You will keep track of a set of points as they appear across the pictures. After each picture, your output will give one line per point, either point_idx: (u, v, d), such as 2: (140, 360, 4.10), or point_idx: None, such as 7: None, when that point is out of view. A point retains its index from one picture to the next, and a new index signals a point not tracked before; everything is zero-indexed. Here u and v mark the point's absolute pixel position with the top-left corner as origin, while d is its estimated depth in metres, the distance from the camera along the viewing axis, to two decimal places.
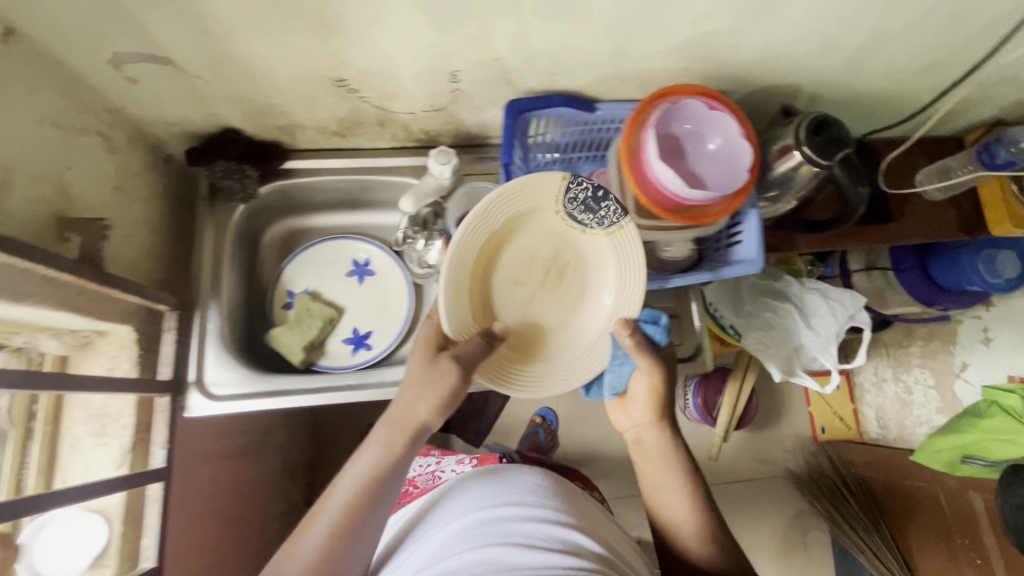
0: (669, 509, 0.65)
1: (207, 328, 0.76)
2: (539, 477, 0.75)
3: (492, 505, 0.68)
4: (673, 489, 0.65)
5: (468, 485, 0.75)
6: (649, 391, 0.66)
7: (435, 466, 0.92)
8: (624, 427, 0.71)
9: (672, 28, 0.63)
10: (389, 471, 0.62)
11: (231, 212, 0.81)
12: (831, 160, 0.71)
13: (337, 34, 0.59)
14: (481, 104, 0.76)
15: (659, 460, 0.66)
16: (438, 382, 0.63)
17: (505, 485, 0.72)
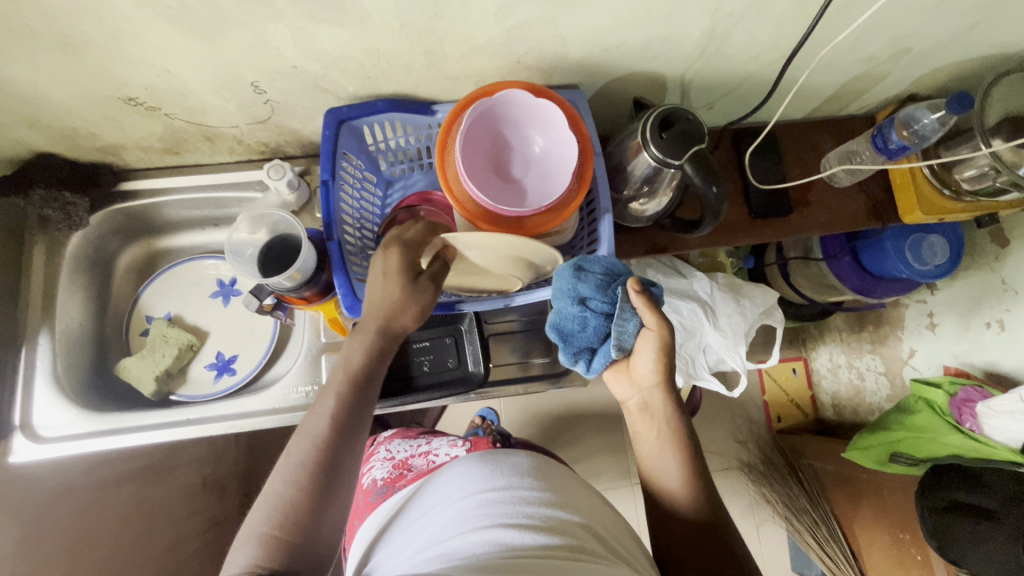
0: (664, 476, 0.64)
1: (35, 367, 0.73)
2: (520, 453, 0.70)
3: (472, 477, 0.65)
4: (673, 455, 0.64)
5: (448, 464, 0.71)
6: (659, 351, 0.62)
7: (425, 448, 0.90)
8: (625, 396, 0.67)
9: (476, 22, 0.56)
10: (375, 379, 0.58)
11: (62, 239, 0.76)
12: (683, 158, 0.64)
13: (91, 52, 0.54)
14: (307, 113, 0.70)
15: (661, 428, 0.65)
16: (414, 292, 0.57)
17: (481, 457, 0.69)
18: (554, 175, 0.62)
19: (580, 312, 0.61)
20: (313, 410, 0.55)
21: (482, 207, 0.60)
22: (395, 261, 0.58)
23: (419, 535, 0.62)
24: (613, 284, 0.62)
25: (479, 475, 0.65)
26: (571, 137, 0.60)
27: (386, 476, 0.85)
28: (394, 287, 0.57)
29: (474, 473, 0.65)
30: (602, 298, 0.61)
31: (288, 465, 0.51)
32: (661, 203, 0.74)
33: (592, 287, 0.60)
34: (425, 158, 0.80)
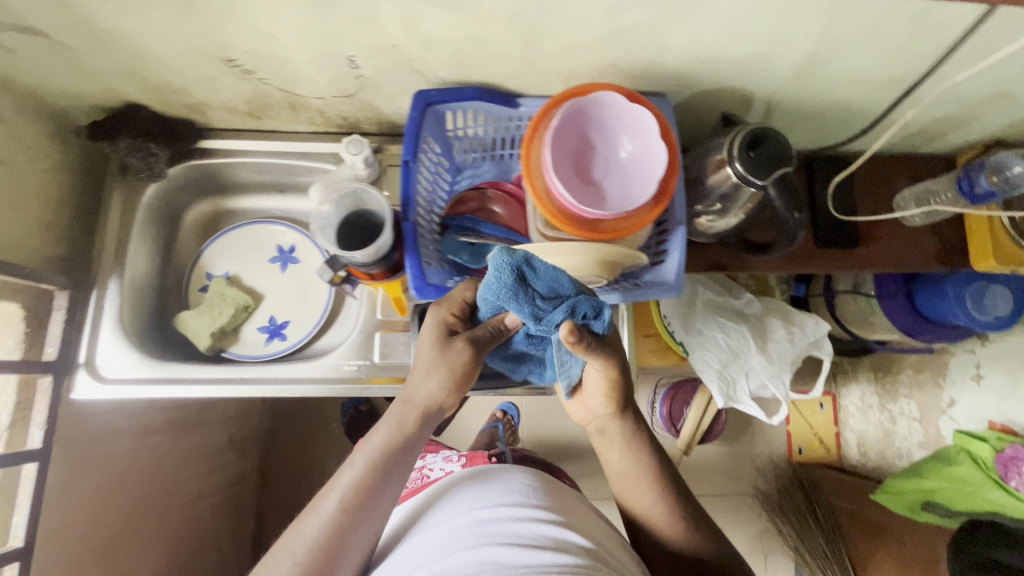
0: (636, 494, 0.70)
1: (103, 309, 0.75)
2: (514, 474, 0.70)
3: (467, 499, 0.65)
4: (639, 471, 0.69)
5: (448, 483, 0.71)
6: (608, 389, 0.65)
7: (422, 465, 0.91)
8: (583, 419, 0.72)
9: (581, 21, 0.56)
10: (404, 459, 0.59)
11: (141, 189, 0.79)
12: (768, 180, 0.63)
13: (205, 11, 0.55)
14: (394, 92, 0.70)
15: (622, 449, 0.70)
16: (444, 364, 0.59)
17: (477, 480, 0.69)
18: (638, 184, 0.61)
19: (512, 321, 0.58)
20: (332, 483, 0.56)
21: (563, 207, 0.60)
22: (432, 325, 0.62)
23: (412, 556, 0.60)
24: (554, 309, 0.52)
25: (474, 497, 0.65)
26: (659, 146, 0.59)
27: None
28: (429, 347, 0.60)
29: (468, 497, 0.65)
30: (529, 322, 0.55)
31: (299, 540, 0.52)
32: (735, 221, 0.73)
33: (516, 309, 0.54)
34: (498, 150, 0.81)
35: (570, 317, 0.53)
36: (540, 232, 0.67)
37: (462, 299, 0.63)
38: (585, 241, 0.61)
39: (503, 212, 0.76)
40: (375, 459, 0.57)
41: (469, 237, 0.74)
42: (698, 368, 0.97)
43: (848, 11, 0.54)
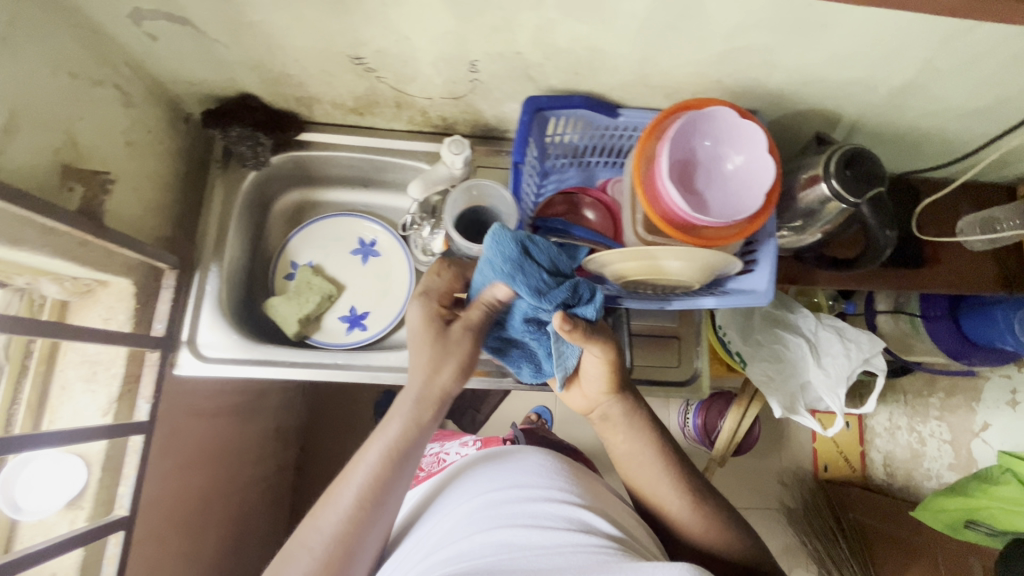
0: (644, 474, 0.69)
1: (205, 291, 0.77)
2: (529, 454, 0.69)
3: (484, 482, 0.65)
4: (645, 449, 0.69)
5: (465, 465, 0.71)
6: (605, 371, 0.66)
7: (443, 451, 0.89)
8: (585, 408, 0.72)
9: (703, 39, 0.60)
10: (415, 449, 0.58)
11: (242, 177, 0.81)
12: (860, 199, 0.67)
13: (354, 11, 0.58)
14: (501, 97, 0.74)
15: (626, 430, 0.69)
16: (450, 354, 0.60)
17: (491, 461, 0.69)
18: (743, 196, 0.65)
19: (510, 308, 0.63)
20: (346, 478, 0.56)
21: (671, 213, 0.64)
22: (426, 318, 0.63)
23: (429, 539, 0.61)
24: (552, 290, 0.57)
25: (492, 480, 0.65)
26: (771, 160, 0.62)
27: None
28: (428, 343, 0.61)
29: (485, 479, 0.65)
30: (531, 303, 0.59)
31: (313, 538, 0.53)
32: (815, 238, 0.77)
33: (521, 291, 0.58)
34: (586, 157, 0.84)
35: (570, 299, 0.58)
36: (638, 236, 0.71)
37: (446, 290, 0.66)
38: (689, 247, 0.64)
39: (595, 218, 0.79)
40: (388, 452, 0.56)
41: (559, 239, 0.76)
42: (755, 380, 1.03)
43: (957, 44, 0.58)
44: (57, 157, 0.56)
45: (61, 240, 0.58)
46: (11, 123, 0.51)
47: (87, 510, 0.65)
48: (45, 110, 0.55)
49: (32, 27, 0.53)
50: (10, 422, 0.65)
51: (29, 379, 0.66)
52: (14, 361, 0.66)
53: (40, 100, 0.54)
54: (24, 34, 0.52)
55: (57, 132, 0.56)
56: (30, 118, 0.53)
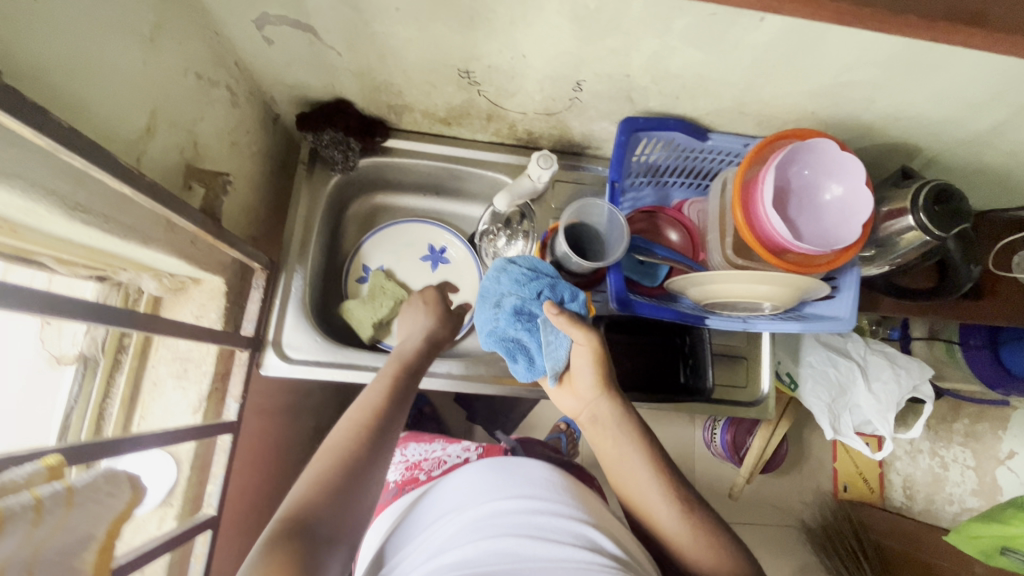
0: (633, 483, 0.60)
1: (290, 291, 0.78)
2: (536, 464, 0.62)
3: (479, 486, 0.59)
4: (634, 454, 0.61)
5: (462, 474, 0.63)
6: (593, 364, 0.62)
7: (440, 453, 0.79)
8: (575, 412, 0.67)
9: (815, 73, 0.62)
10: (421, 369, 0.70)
11: (327, 180, 0.82)
12: (946, 233, 0.69)
13: (480, 28, 0.59)
14: (594, 115, 0.75)
15: (618, 437, 0.62)
16: (447, 317, 0.81)
17: (495, 467, 0.62)
18: (837, 227, 0.67)
19: (499, 303, 0.66)
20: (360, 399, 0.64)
21: (771, 240, 0.66)
22: (429, 293, 0.83)
23: (419, 549, 0.55)
24: (534, 281, 0.64)
25: (487, 485, 0.59)
26: (870, 195, 0.64)
27: (398, 478, 0.75)
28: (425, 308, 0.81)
29: (476, 484, 0.59)
30: (518, 292, 0.64)
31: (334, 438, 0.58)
32: (884, 268, 0.80)
33: (511, 280, 0.66)
34: (664, 177, 0.85)
35: (552, 295, 0.64)
36: (725, 258, 0.73)
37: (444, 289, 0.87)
38: (786, 273, 0.66)
39: (678, 239, 0.81)
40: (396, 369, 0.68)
41: (642, 256, 0.77)
42: (806, 402, 1.05)
43: None
44: (181, 156, 0.57)
45: (179, 239, 0.58)
46: (151, 124, 0.51)
47: (177, 507, 0.65)
48: (177, 111, 0.55)
49: (173, 29, 0.53)
50: (104, 416, 0.65)
51: (123, 373, 0.66)
52: (109, 355, 0.66)
53: (173, 100, 0.55)
54: (165, 36, 0.52)
55: (182, 131, 0.56)
56: (164, 118, 0.53)
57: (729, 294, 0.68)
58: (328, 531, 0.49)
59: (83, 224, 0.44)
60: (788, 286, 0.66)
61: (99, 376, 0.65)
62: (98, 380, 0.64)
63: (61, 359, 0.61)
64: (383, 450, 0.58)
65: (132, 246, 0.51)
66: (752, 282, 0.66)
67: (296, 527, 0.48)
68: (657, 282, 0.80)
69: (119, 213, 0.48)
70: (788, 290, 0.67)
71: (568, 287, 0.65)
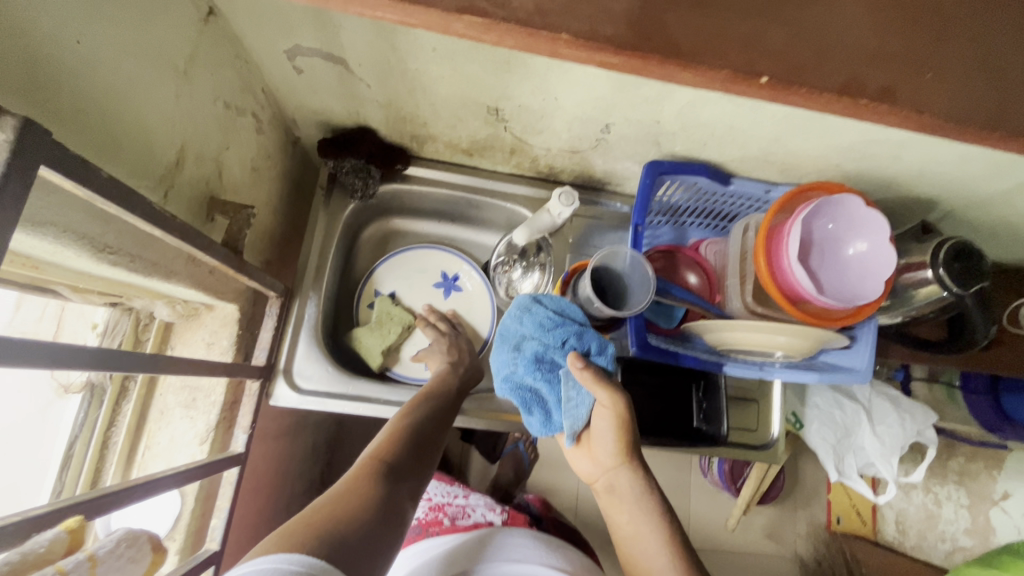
0: (645, 559, 0.59)
1: (304, 318, 0.76)
2: (573, 550, 0.74)
3: (525, 549, 0.70)
4: (650, 531, 0.59)
5: (512, 534, 0.73)
6: (614, 431, 0.61)
7: (462, 501, 0.84)
8: (591, 476, 0.66)
9: (846, 130, 0.62)
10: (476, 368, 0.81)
11: (345, 205, 0.81)
12: (965, 290, 0.69)
13: (515, 70, 0.58)
14: (619, 155, 0.75)
15: (633, 509, 0.61)
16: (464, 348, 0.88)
17: (540, 540, 0.73)
18: (858, 282, 0.67)
19: (519, 347, 0.66)
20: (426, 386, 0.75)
21: (794, 292, 0.65)
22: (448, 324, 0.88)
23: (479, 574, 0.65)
24: (559, 327, 0.64)
25: (533, 549, 0.70)
26: (895, 254, 0.64)
27: (422, 517, 0.81)
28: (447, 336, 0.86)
29: (524, 546, 0.71)
30: (541, 338, 0.65)
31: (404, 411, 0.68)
32: (898, 318, 0.80)
33: (534, 324, 0.66)
34: (683, 217, 0.85)
35: (577, 345, 0.63)
36: (745, 305, 0.73)
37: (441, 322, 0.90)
38: (807, 326, 0.66)
39: (697, 282, 0.81)
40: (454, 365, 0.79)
41: (660, 297, 0.76)
42: (810, 442, 1.04)
43: None
44: (206, 187, 0.56)
45: (199, 270, 0.57)
46: (179, 158, 0.50)
47: (180, 542, 0.63)
48: (204, 143, 0.54)
49: (207, 61, 0.52)
50: (109, 445, 0.63)
51: (130, 401, 0.65)
52: (117, 381, 0.64)
53: (202, 132, 0.54)
54: (199, 69, 0.51)
55: (208, 162, 0.55)
56: (193, 152, 0.52)
57: (746, 343, 0.68)
58: (404, 474, 0.60)
59: (108, 264, 0.43)
60: (804, 338, 0.66)
61: (106, 403, 0.63)
62: (104, 407, 0.63)
63: (69, 388, 0.60)
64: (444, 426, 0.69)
65: (154, 281, 0.50)
66: (771, 333, 0.66)
67: (379, 466, 0.59)
68: (673, 323, 0.80)
69: (145, 250, 0.47)
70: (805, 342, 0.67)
71: (591, 336, 0.64)
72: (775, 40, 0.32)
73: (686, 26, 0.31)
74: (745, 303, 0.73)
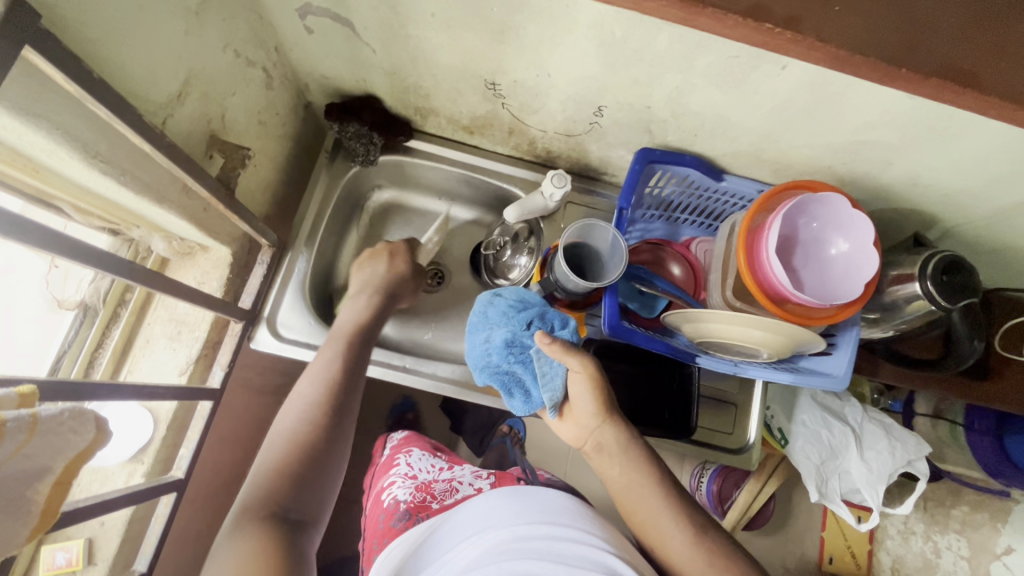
0: (640, 507, 0.61)
1: (295, 269, 0.79)
2: (551, 491, 0.63)
3: (501, 511, 0.59)
4: (640, 476, 0.62)
5: (483, 504, 0.62)
6: (591, 391, 0.63)
7: (449, 475, 0.76)
8: (577, 441, 0.67)
9: (833, 128, 0.62)
10: (366, 338, 0.73)
11: (347, 170, 0.84)
12: (952, 306, 0.67)
13: (509, 41, 0.61)
14: (613, 142, 0.77)
15: (623, 463, 0.63)
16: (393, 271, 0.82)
17: (515, 498, 0.61)
18: (839, 283, 0.67)
19: (488, 339, 0.67)
20: (309, 378, 0.67)
21: (771, 286, 0.65)
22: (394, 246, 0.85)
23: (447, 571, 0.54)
24: (523, 310, 0.65)
25: (507, 510, 0.59)
26: (877, 255, 0.63)
27: (409, 499, 0.71)
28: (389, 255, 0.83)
29: (495, 510, 0.60)
30: (507, 326, 0.65)
31: (286, 426, 0.62)
32: (886, 333, 0.78)
33: (498, 314, 0.66)
34: (676, 213, 0.85)
35: (542, 325, 0.65)
36: (725, 300, 0.73)
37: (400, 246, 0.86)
38: (782, 321, 0.65)
39: (681, 274, 0.80)
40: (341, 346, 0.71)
41: (643, 287, 0.76)
42: (793, 458, 1.01)
43: None
44: (207, 126, 0.59)
45: (192, 202, 0.60)
46: (182, 91, 0.54)
47: (147, 465, 0.66)
48: (210, 84, 0.58)
49: (219, 8, 0.56)
50: (94, 364, 0.67)
51: (119, 326, 0.68)
52: (110, 306, 0.68)
53: (208, 72, 0.57)
54: (211, 13, 0.55)
55: (212, 103, 0.59)
56: (196, 89, 0.56)
57: (719, 337, 0.68)
58: (296, 500, 0.56)
59: (100, 172, 0.46)
60: (777, 333, 0.65)
61: (96, 324, 0.67)
62: (94, 327, 0.67)
63: (62, 303, 0.65)
64: (339, 432, 0.64)
65: (145, 202, 0.54)
66: (743, 325, 0.66)
67: (269, 503, 0.54)
68: (654, 314, 0.80)
69: (137, 169, 0.50)
70: (779, 340, 0.66)
71: (556, 317, 0.66)
72: None
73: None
74: (724, 297, 0.73)
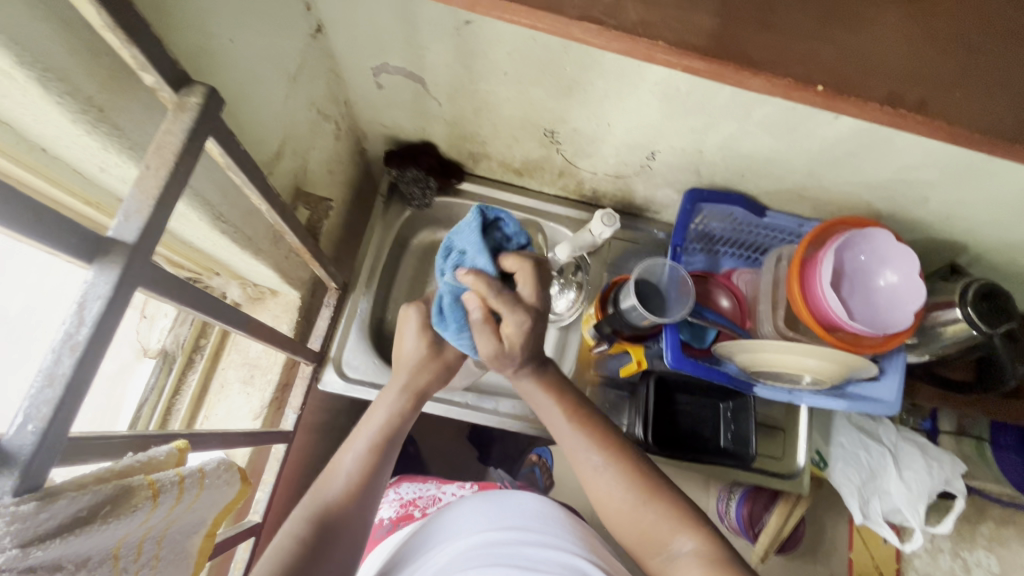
0: (591, 478, 0.57)
1: (357, 311, 0.82)
2: (529, 498, 0.62)
3: (480, 517, 0.58)
4: (583, 441, 0.58)
5: (458, 511, 0.61)
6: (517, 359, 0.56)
7: (435, 491, 0.76)
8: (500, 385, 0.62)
9: (876, 169, 0.67)
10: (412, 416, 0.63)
11: (401, 213, 0.88)
12: (993, 330, 0.70)
13: (574, 95, 0.65)
14: (661, 182, 0.81)
15: (568, 432, 0.59)
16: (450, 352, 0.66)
17: (487, 503, 0.60)
18: (887, 313, 0.71)
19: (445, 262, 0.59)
20: (350, 445, 0.61)
21: (826, 316, 0.68)
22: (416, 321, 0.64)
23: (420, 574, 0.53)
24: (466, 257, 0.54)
25: (484, 515, 0.58)
26: (925, 287, 0.67)
27: (394, 515, 0.72)
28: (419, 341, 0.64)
29: (474, 513, 0.59)
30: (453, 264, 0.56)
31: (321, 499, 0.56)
32: (924, 356, 0.81)
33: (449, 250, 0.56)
34: (717, 247, 0.89)
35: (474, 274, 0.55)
36: (777, 329, 0.76)
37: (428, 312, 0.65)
38: (835, 349, 0.68)
39: (729, 306, 0.83)
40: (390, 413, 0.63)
41: (693, 319, 0.79)
42: (833, 480, 1.03)
43: None
44: (292, 179, 0.62)
45: (278, 253, 0.63)
46: (278, 150, 0.57)
47: None
48: (297, 141, 0.62)
49: (309, 71, 0.60)
50: (173, 412, 0.68)
51: (195, 370, 0.70)
52: (185, 353, 0.70)
53: (297, 130, 0.61)
54: (303, 78, 0.59)
55: (297, 158, 0.63)
56: (287, 147, 0.59)
57: (775, 367, 0.70)
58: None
59: (220, 232, 0.49)
60: (832, 361, 0.68)
61: (175, 370, 0.69)
62: (172, 373, 0.68)
63: (146, 351, 0.67)
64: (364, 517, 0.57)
65: (246, 255, 0.56)
66: (800, 355, 0.68)
67: None
68: (705, 345, 0.83)
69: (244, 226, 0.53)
70: (837, 369, 0.68)
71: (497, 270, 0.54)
72: (827, 56, 0.35)
73: (756, 43, 0.34)
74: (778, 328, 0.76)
